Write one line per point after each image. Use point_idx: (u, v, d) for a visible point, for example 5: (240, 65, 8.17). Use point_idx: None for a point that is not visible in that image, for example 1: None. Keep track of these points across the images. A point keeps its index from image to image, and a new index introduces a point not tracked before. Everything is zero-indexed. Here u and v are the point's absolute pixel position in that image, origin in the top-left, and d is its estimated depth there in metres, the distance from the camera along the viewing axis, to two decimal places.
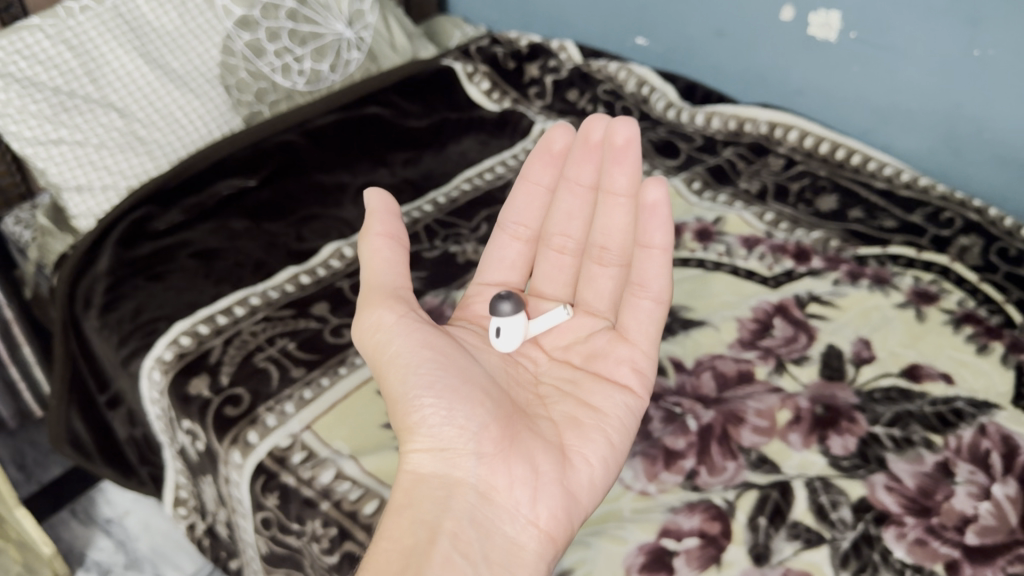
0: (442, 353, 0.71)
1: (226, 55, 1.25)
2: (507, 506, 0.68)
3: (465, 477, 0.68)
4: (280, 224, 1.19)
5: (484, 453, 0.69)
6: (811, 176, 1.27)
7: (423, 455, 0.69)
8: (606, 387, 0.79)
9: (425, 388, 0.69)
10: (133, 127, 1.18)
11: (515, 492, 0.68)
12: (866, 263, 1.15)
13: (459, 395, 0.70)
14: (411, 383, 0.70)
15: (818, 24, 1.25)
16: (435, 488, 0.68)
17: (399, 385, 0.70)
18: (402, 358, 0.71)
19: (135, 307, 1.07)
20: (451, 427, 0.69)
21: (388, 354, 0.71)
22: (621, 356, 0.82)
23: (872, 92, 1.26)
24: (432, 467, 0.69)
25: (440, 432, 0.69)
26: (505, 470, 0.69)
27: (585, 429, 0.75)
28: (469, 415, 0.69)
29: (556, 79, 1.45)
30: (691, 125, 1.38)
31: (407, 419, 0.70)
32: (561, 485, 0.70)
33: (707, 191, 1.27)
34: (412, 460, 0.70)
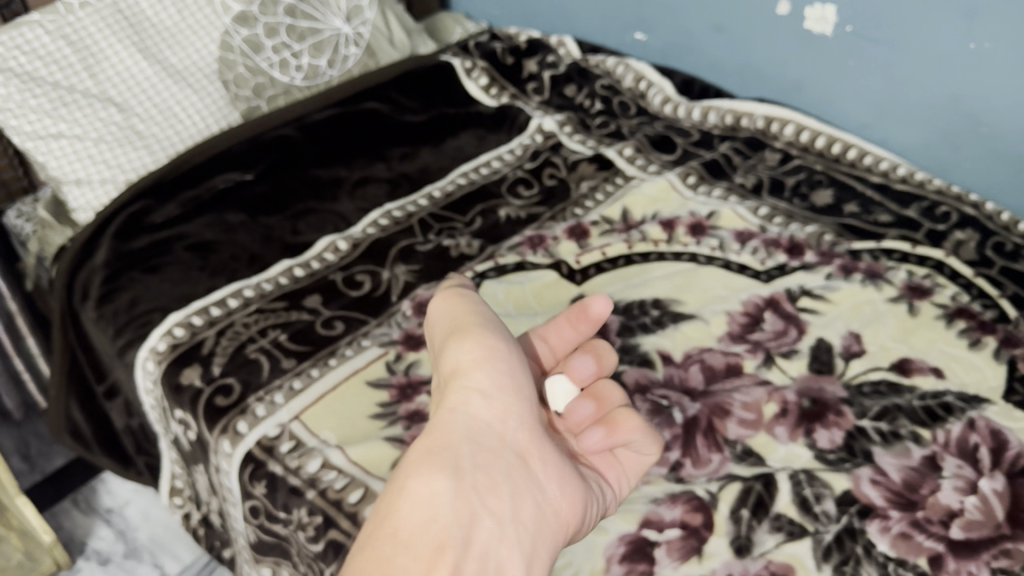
0: (512, 322, 0.66)
1: (224, 50, 1.26)
2: (538, 478, 0.63)
3: (504, 434, 0.63)
4: (276, 217, 1.20)
5: (527, 423, 0.64)
6: (807, 171, 1.27)
7: (466, 400, 0.62)
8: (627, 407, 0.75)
9: (492, 341, 0.63)
10: (132, 121, 1.19)
11: (547, 468, 0.64)
12: (860, 258, 1.15)
13: (520, 357, 0.65)
14: (485, 332, 0.64)
15: (815, 18, 1.24)
16: (473, 441, 0.61)
17: (462, 328, 0.64)
18: (480, 313, 0.65)
19: (131, 299, 1.09)
20: (505, 384, 0.63)
21: (466, 306, 0.66)
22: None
23: (869, 87, 1.25)
24: (473, 418, 0.62)
25: (495, 384, 0.63)
26: (541, 443, 0.64)
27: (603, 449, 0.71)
28: (527, 381, 0.64)
29: (554, 74, 1.45)
30: (688, 119, 1.38)
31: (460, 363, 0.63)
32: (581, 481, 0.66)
33: (702, 185, 1.27)
34: (450, 404, 0.62)
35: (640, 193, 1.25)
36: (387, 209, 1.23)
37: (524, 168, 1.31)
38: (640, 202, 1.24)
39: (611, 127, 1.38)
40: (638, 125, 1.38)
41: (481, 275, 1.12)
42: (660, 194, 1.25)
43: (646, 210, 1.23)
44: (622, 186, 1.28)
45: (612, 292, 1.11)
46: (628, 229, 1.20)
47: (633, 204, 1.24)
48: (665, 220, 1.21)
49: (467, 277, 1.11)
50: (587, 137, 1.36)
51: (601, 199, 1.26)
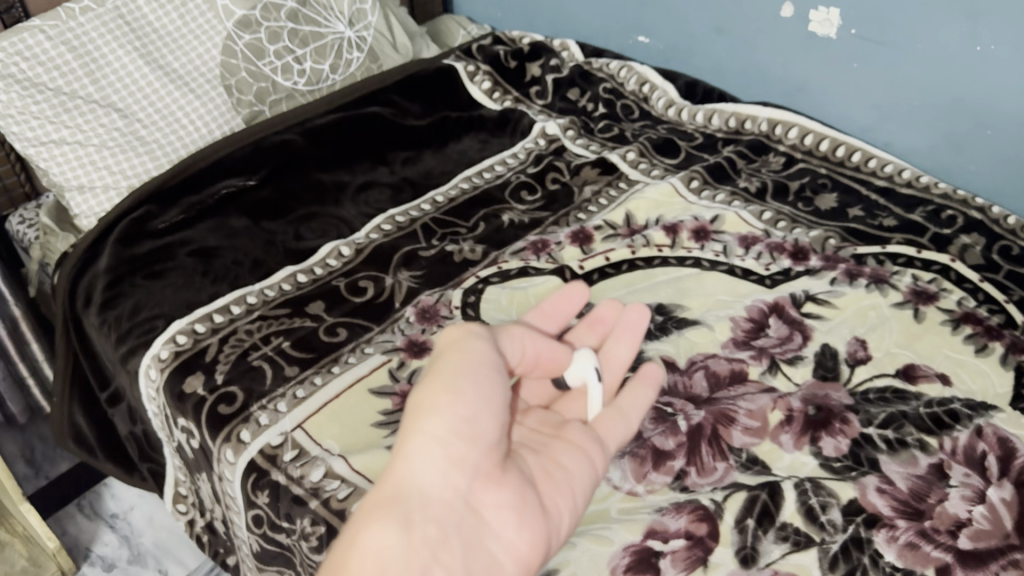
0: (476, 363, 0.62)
1: (226, 55, 1.26)
2: (495, 527, 0.57)
3: (455, 485, 0.57)
4: (278, 222, 1.20)
5: (482, 466, 0.58)
6: (811, 174, 1.26)
7: (420, 448, 0.57)
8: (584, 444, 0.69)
9: (455, 382, 0.60)
10: (134, 127, 1.19)
11: (501, 513, 0.58)
12: (865, 262, 1.14)
13: (485, 404, 0.60)
14: (456, 376, 0.60)
15: (819, 20, 1.23)
16: (425, 489, 0.56)
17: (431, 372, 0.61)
18: (456, 364, 0.61)
19: (134, 305, 1.09)
20: (462, 428, 0.58)
21: (456, 345, 0.62)
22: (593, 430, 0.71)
23: (874, 90, 1.24)
24: (426, 470, 0.56)
25: (456, 427, 0.58)
26: (496, 490, 0.58)
27: (561, 477, 0.64)
28: (485, 424, 0.59)
29: (557, 78, 1.45)
30: (692, 122, 1.37)
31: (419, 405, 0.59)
32: (543, 524, 0.60)
33: (706, 189, 1.26)
34: (405, 455, 0.57)
35: (644, 198, 1.25)
36: (391, 214, 1.23)
37: (527, 173, 1.31)
38: (643, 206, 1.24)
39: (614, 131, 1.37)
40: (641, 129, 1.37)
41: (484, 280, 1.11)
42: (664, 198, 1.25)
43: (649, 215, 1.23)
44: (625, 190, 1.27)
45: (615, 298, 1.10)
46: (631, 234, 1.20)
47: (637, 208, 1.24)
48: (669, 224, 1.20)
49: (470, 283, 1.11)
50: (590, 141, 1.36)
51: (604, 203, 1.25)
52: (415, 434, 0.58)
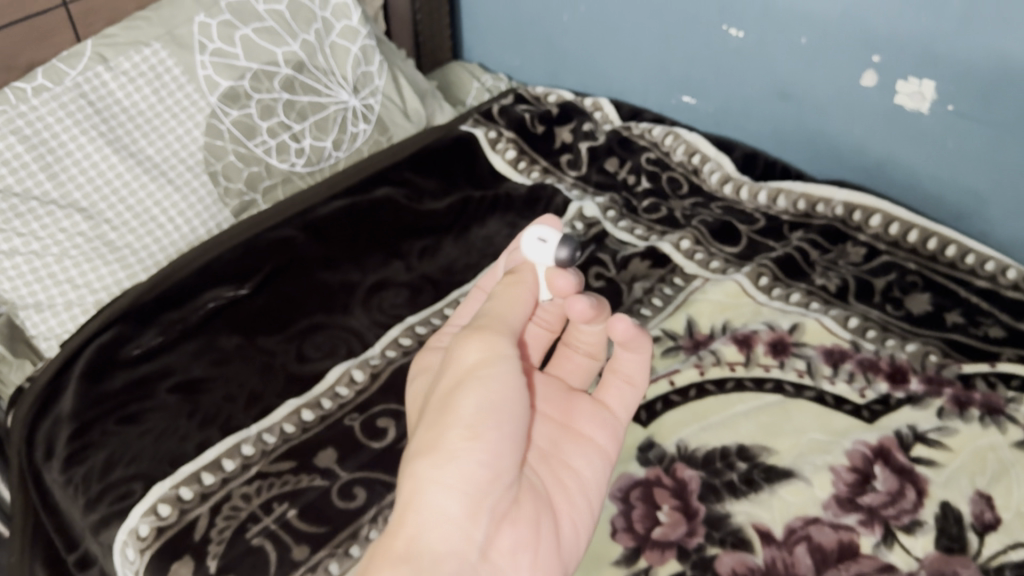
0: (508, 392, 0.62)
1: (210, 136, 1.05)
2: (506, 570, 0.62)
3: (475, 536, 0.60)
4: (276, 338, 1.00)
5: (497, 513, 0.61)
6: (898, 270, 1.08)
7: (445, 505, 0.59)
8: (584, 446, 0.74)
9: (488, 430, 0.60)
10: (101, 230, 0.99)
11: (517, 556, 0.63)
12: (974, 385, 0.96)
13: (505, 450, 0.61)
14: (480, 416, 0.60)
15: (908, 93, 1.05)
16: (438, 548, 0.58)
17: (457, 412, 0.60)
18: (480, 406, 0.60)
19: (106, 461, 0.89)
20: (483, 482, 0.60)
21: (485, 371, 0.62)
22: (601, 420, 0.77)
23: (971, 173, 1.06)
24: (449, 528, 0.59)
25: (472, 480, 0.59)
26: (511, 530, 0.63)
27: (570, 492, 0.70)
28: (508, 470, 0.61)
29: (592, 146, 1.26)
30: (752, 202, 1.19)
31: (444, 453, 0.59)
32: (551, 557, 0.66)
33: (777, 287, 1.08)
34: (431, 514, 0.59)
35: (707, 300, 1.06)
36: (410, 324, 1.03)
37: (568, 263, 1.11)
38: (707, 310, 1.06)
39: (662, 211, 1.19)
40: (693, 208, 1.19)
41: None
42: (730, 299, 1.07)
43: (714, 320, 1.05)
44: (682, 287, 1.09)
45: (687, 437, 0.93)
46: (696, 348, 1.02)
47: (700, 313, 1.05)
48: (741, 335, 1.02)
49: None
50: (635, 223, 1.17)
51: (659, 305, 1.07)
52: (430, 490, 0.59)
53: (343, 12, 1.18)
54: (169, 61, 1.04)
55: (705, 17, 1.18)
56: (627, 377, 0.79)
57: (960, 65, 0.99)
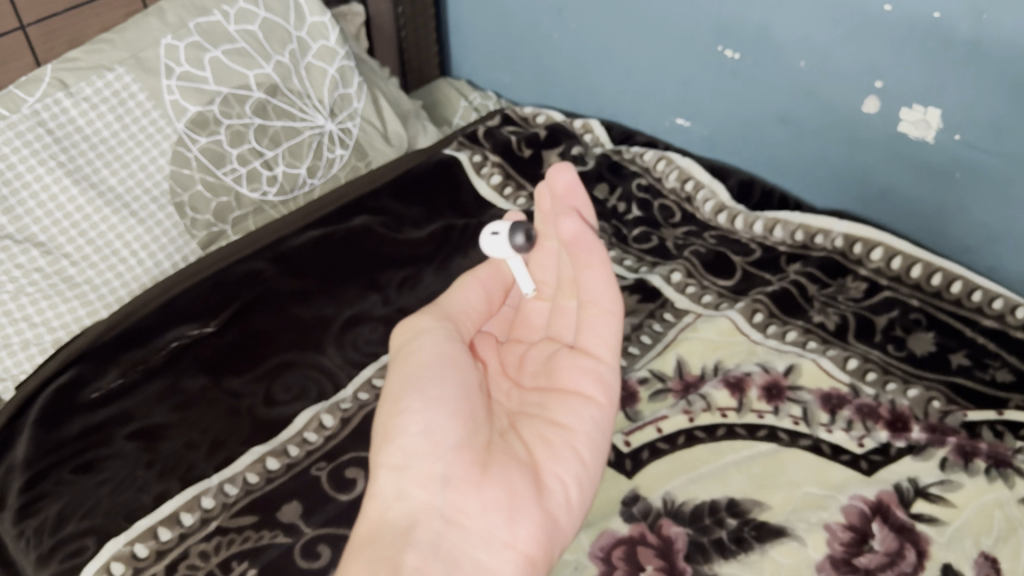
0: (433, 361, 0.68)
1: (177, 165, 1.00)
2: (479, 532, 0.63)
3: (432, 502, 0.64)
4: (243, 379, 0.94)
5: (452, 477, 0.64)
6: (900, 307, 1.03)
7: (399, 479, 0.65)
8: (571, 400, 0.72)
9: (411, 401, 0.66)
10: (61, 265, 0.94)
11: (488, 516, 0.64)
12: (980, 434, 0.90)
13: (436, 413, 0.65)
14: (405, 389, 0.66)
15: (912, 121, 1.00)
16: (401, 516, 0.64)
17: (389, 394, 0.67)
18: (403, 382, 0.67)
19: (59, 513, 0.83)
20: (423, 448, 0.65)
21: (407, 349, 0.69)
22: (584, 367, 0.73)
23: (979, 206, 1.01)
24: (409, 499, 0.64)
25: (412, 455, 0.65)
26: (475, 494, 0.64)
27: (555, 448, 0.69)
28: (447, 432, 0.65)
29: (581, 171, 1.21)
30: (748, 232, 1.13)
31: (388, 431, 0.66)
32: (533, 507, 0.65)
33: (773, 324, 1.02)
34: (390, 496, 0.65)
35: (698, 338, 1.01)
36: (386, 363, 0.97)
37: None
38: (698, 349, 1.00)
39: (653, 241, 1.13)
40: (686, 238, 1.14)
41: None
42: (723, 337, 1.01)
43: (705, 359, 0.99)
44: (673, 323, 1.03)
45: (674, 489, 0.86)
46: (687, 391, 0.96)
47: (690, 352, 1.00)
48: (734, 378, 0.96)
49: None
50: (625, 254, 1.12)
51: (648, 343, 1.01)
52: (381, 476, 0.66)
53: (319, 32, 1.12)
54: (133, 86, 0.99)
55: (699, 37, 1.12)
56: (591, 302, 0.71)
57: (969, 93, 0.94)
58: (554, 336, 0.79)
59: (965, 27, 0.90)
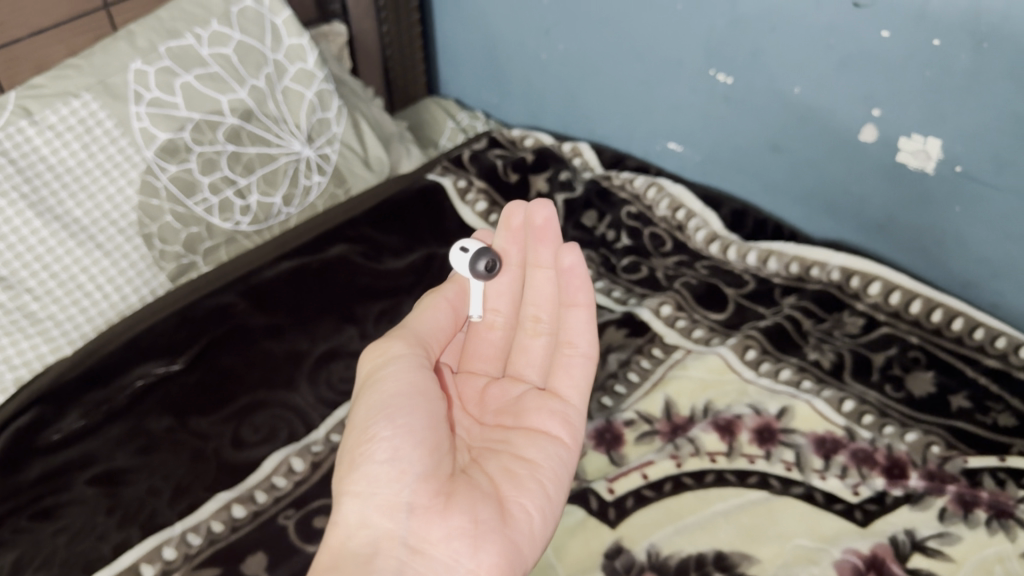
0: (404, 386, 0.65)
1: (145, 195, 0.97)
2: (442, 561, 0.60)
3: (395, 530, 0.61)
4: (211, 419, 0.90)
5: (416, 506, 0.61)
6: (899, 344, 0.98)
7: (361, 506, 0.62)
8: (537, 438, 0.70)
9: (379, 426, 0.63)
10: (23, 301, 0.90)
11: (453, 544, 0.61)
12: (981, 482, 0.85)
13: (404, 439, 0.62)
14: (372, 417, 0.64)
15: (911, 151, 0.96)
16: (362, 544, 0.61)
17: (358, 420, 0.65)
18: (371, 406, 0.64)
19: (14, 564, 0.78)
20: (388, 475, 0.62)
21: (377, 376, 0.66)
22: (550, 409, 0.73)
23: (982, 240, 0.96)
24: (372, 525, 0.62)
25: (377, 482, 0.62)
26: (439, 523, 0.61)
27: (522, 481, 0.67)
28: (414, 460, 0.62)
29: (569, 198, 1.17)
30: (741, 263, 1.09)
31: (354, 457, 0.63)
32: (500, 537, 0.62)
33: (766, 362, 0.98)
34: (354, 522, 0.62)
35: (687, 376, 0.97)
36: None
37: None
38: (687, 389, 0.95)
39: (641, 271, 1.10)
40: (676, 269, 1.10)
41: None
42: (713, 375, 0.97)
43: (694, 399, 0.95)
44: (662, 360, 0.99)
45: (659, 540, 0.81)
46: (674, 434, 0.91)
47: (679, 392, 0.95)
48: (723, 420, 0.92)
49: None
50: (613, 285, 1.08)
51: (635, 381, 0.97)
52: (344, 502, 0.63)
53: (297, 54, 1.08)
54: (100, 113, 0.94)
55: (691, 61, 1.08)
56: (568, 341, 0.74)
57: (968, 124, 0.90)
58: (516, 375, 0.78)
59: (965, 56, 0.86)
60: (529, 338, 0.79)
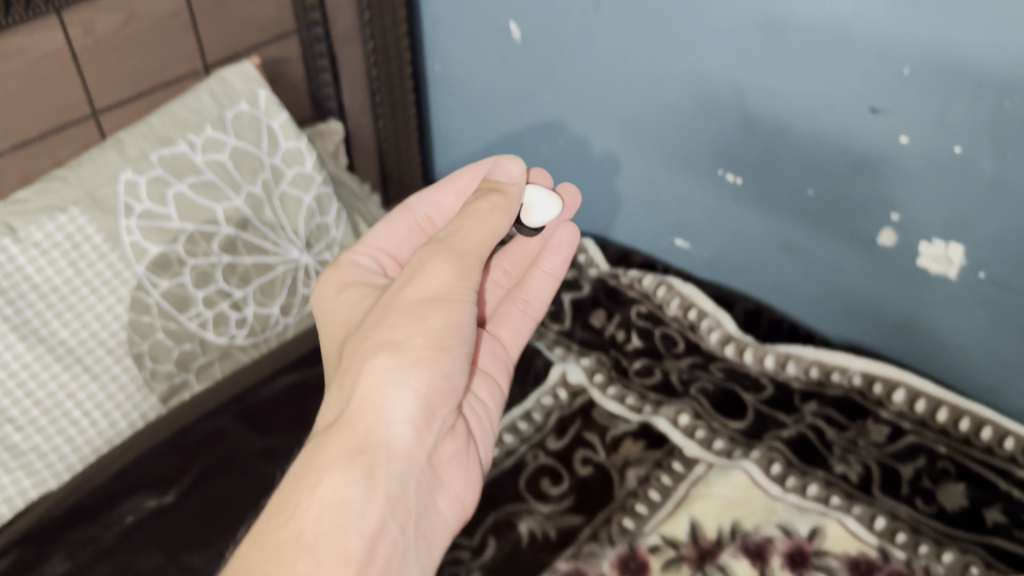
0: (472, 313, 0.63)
1: (135, 312, 0.91)
2: (441, 479, 0.65)
3: (423, 441, 0.62)
4: (206, 556, 0.84)
5: (442, 423, 0.64)
6: (927, 454, 0.94)
7: (399, 401, 0.60)
8: (490, 379, 0.76)
9: (449, 346, 0.61)
10: (5, 433, 0.83)
11: (449, 468, 0.66)
12: None
13: (460, 366, 0.63)
14: (446, 336, 0.61)
15: (933, 256, 0.93)
16: (394, 440, 0.60)
17: (432, 331, 0.60)
18: (446, 322, 0.61)
19: None
20: (438, 387, 0.62)
21: (455, 297, 0.61)
22: (499, 354, 0.79)
23: (1008, 346, 0.93)
24: (401, 429, 0.60)
25: (427, 389, 0.61)
26: (445, 443, 0.66)
27: (483, 419, 0.73)
28: (459, 385, 0.63)
29: (575, 298, 1.16)
30: (758, 366, 1.06)
31: (413, 354, 0.60)
32: (474, 471, 0.69)
33: (792, 475, 0.93)
34: (381, 419, 0.60)
35: (712, 496, 0.91)
36: None
37: (547, 449, 0.98)
38: (712, 509, 0.90)
39: (656, 375, 1.06)
40: (690, 372, 1.06)
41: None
42: (738, 493, 0.92)
43: (720, 519, 0.89)
44: (683, 475, 0.94)
45: None
46: (702, 560, 0.86)
47: (704, 512, 0.90)
48: (753, 544, 0.86)
49: None
50: (626, 391, 1.04)
51: (656, 500, 0.92)
52: (389, 391, 0.60)
53: (294, 157, 1.05)
54: (89, 227, 0.89)
55: (698, 161, 1.06)
56: (526, 301, 0.84)
57: (992, 231, 0.87)
58: None
59: (987, 165, 0.84)
60: (490, 284, 0.87)
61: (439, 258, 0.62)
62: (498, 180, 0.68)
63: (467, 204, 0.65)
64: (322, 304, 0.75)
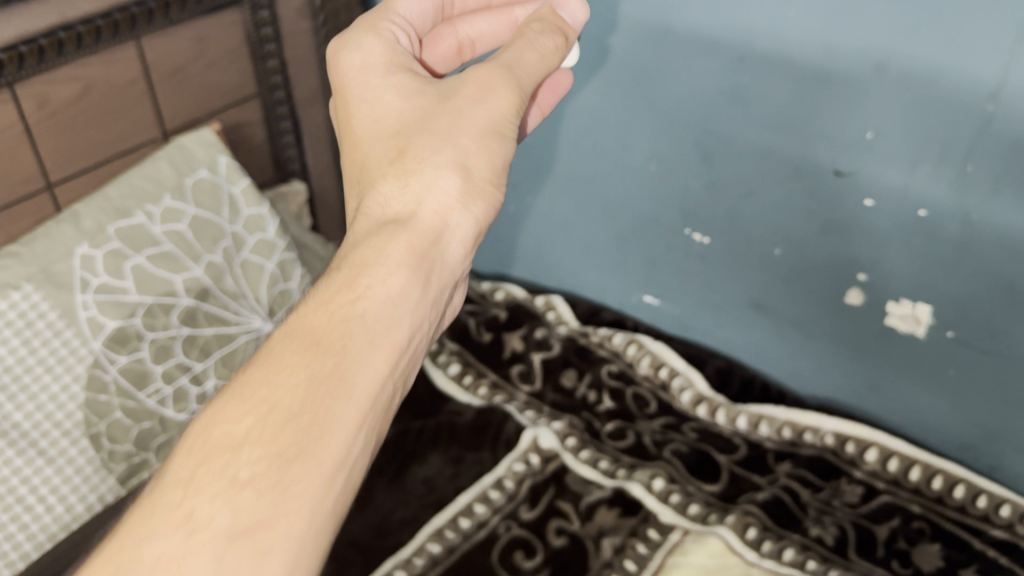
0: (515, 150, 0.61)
1: (92, 390, 0.88)
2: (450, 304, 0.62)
3: (462, 262, 0.59)
4: None
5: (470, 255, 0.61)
6: (901, 514, 0.94)
7: (459, 222, 0.56)
8: None
9: (500, 181, 0.59)
10: None
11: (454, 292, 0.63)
12: None
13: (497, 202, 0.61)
14: (501, 172, 0.59)
15: (901, 315, 0.93)
16: (447, 255, 0.56)
17: (493, 166, 0.58)
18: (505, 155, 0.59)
19: None
20: (484, 219, 0.59)
21: (512, 130, 0.59)
22: None
23: (978, 405, 0.94)
24: (452, 248, 0.56)
25: (478, 214, 0.58)
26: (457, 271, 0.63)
27: None
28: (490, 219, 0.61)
29: (546, 357, 1.14)
30: (730, 425, 1.05)
31: (476, 175, 0.57)
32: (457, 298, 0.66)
33: (768, 539, 0.92)
34: (442, 230, 0.55)
35: (688, 564, 0.90)
36: None
37: (520, 518, 0.96)
38: None
39: (628, 437, 1.04)
40: (662, 433, 1.05)
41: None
42: (715, 560, 0.91)
43: None
44: (658, 543, 0.92)
45: None
46: None
47: None
48: None
49: None
50: (598, 453, 1.02)
51: (632, 569, 0.90)
52: (453, 211, 0.56)
53: (256, 223, 1.03)
54: (44, 304, 0.86)
55: (666, 220, 1.06)
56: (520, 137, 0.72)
57: (959, 292, 0.87)
58: None
59: (953, 227, 0.84)
60: None
61: (509, 87, 0.59)
62: (566, 22, 0.67)
63: (534, 34, 0.63)
64: (346, 65, 0.62)
